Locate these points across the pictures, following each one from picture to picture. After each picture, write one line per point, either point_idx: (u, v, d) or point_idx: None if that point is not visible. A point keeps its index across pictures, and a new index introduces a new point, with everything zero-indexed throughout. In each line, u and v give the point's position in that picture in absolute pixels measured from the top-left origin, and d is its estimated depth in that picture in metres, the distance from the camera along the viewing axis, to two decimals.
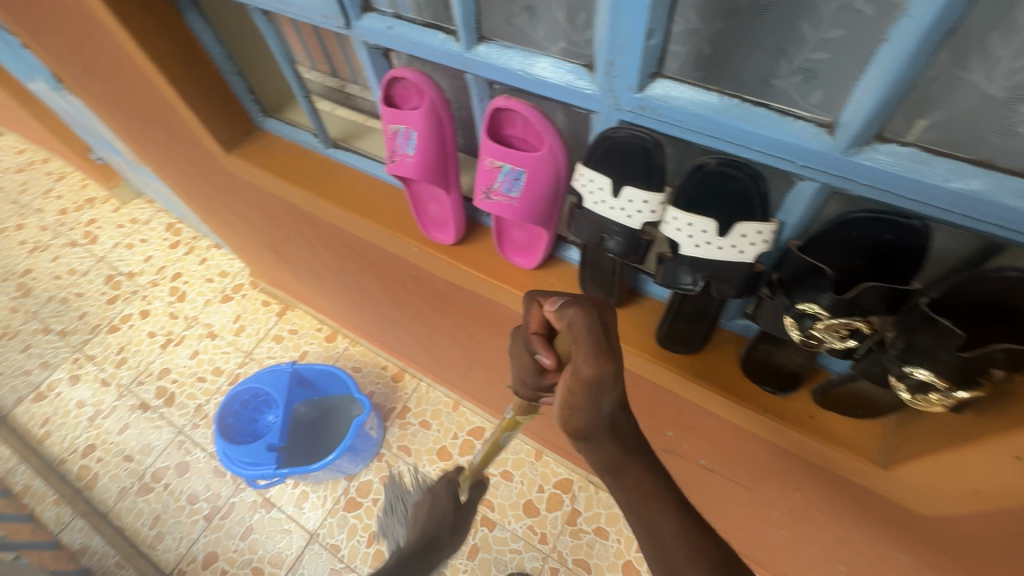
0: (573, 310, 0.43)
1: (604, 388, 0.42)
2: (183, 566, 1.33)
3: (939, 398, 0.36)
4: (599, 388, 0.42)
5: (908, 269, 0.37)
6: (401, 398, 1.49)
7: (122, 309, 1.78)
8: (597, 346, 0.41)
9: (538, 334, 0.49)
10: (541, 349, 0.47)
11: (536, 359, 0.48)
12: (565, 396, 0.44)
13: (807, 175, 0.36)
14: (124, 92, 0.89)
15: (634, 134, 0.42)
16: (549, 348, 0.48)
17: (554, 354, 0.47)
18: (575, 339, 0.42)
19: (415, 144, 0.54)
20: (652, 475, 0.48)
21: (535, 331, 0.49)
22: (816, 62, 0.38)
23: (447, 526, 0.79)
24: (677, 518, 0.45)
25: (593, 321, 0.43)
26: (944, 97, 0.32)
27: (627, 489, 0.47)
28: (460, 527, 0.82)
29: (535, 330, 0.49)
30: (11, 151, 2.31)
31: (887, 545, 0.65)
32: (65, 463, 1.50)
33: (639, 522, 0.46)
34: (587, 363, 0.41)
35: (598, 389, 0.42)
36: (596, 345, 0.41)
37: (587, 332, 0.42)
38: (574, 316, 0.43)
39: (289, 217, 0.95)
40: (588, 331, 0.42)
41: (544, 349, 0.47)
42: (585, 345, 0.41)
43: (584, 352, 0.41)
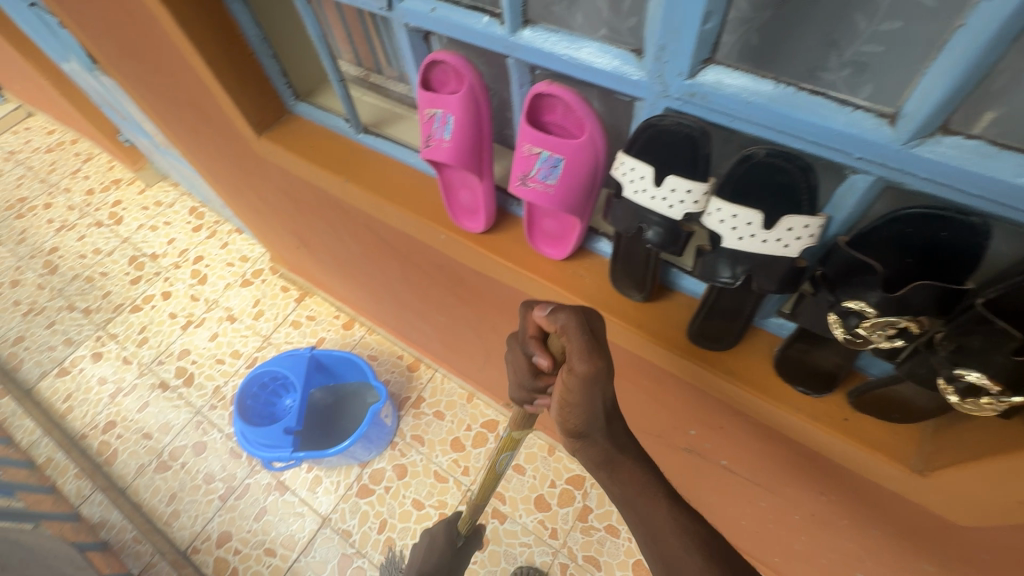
0: (563, 312, 0.45)
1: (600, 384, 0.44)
2: (197, 544, 1.35)
3: (991, 403, 0.35)
4: (597, 385, 0.44)
5: (963, 267, 0.36)
6: (416, 388, 1.50)
7: (144, 290, 1.81)
8: (589, 347, 0.43)
9: (533, 337, 0.48)
10: (536, 351, 0.47)
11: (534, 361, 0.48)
12: (564, 395, 0.46)
13: (862, 168, 0.35)
14: (159, 72, 0.90)
15: (681, 122, 0.41)
16: (544, 349, 0.48)
17: (549, 355, 0.47)
18: (570, 342, 0.44)
19: (452, 129, 0.54)
20: (644, 471, 0.50)
21: (530, 334, 0.49)
22: (869, 55, 0.36)
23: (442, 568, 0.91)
24: (670, 509, 0.47)
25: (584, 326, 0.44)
26: (1014, 89, 0.30)
27: (622, 483, 0.50)
28: (457, 568, 0.94)
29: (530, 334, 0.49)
30: (41, 132, 2.35)
31: (911, 553, 0.64)
32: (86, 438, 1.53)
33: (644, 514, 0.47)
34: (583, 364, 0.43)
35: (594, 386, 0.44)
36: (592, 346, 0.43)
37: (583, 336, 0.44)
38: (567, 319, 0.44)
39: (316, 202, 0.95)
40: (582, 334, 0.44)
41: (541, 351, 0.47)
42: (578, 344, 0.43)
43: (580, 355, 0.43)
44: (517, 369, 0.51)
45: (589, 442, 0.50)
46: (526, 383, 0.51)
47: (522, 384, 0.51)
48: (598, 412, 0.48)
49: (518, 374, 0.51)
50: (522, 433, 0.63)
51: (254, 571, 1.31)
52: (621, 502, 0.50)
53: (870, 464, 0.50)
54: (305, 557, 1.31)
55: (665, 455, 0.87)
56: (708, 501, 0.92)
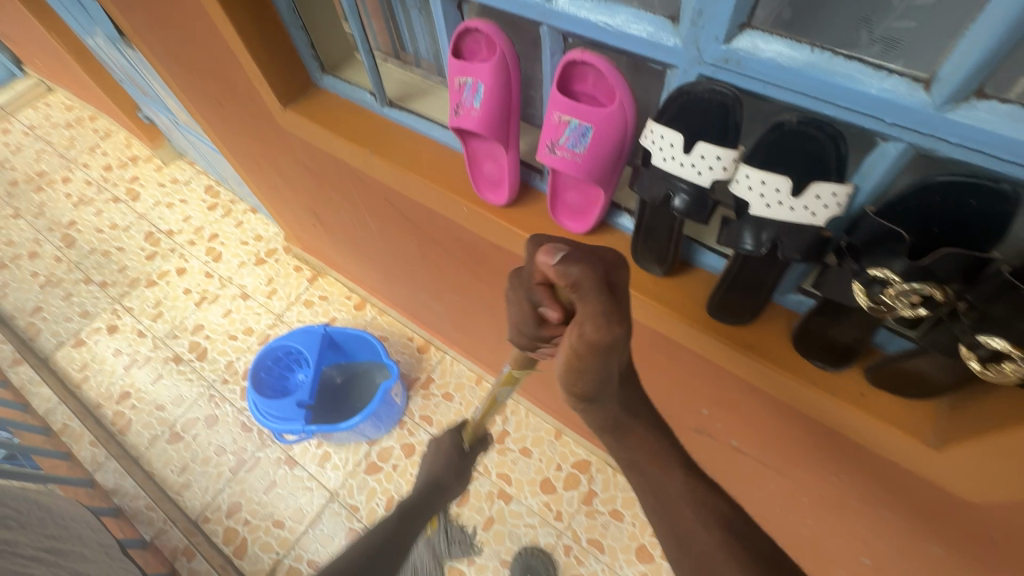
0: (578, 267, 0.38)
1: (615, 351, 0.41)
2: (208, 514, 1.37)
3: (1012, 368, 0.36)
4: (612, 351, 0.41)
5: (990, 234, 0.37)
6: (425, 369, 1.51)
7: (160, 265, 1.83)
8: (605, 314, 0.39)
9: (540, 287, 0.43)
10: (544, 304, 0.43)
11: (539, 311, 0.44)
12: (571, 358, 0.43)
13: (893, 134, 0.36)
14: (187, 43, 0.92)
15: (713, 89, 0.42)
16: (553, 301, 0.44)
17: (559, 307, 0.43)
18: (582, 302, 0.39)
19: (482, 96, 0.56)
20: (656, 438, 0.49)
21: (536, 283, 0.43)
22: (900, 32, 0.37)
23: (450, 473, 0.86)
24: (682, 473, 0.48)
25: (600, 284, 0.38)
26: None
27: (632, 449, 0.49)
28: (465, 473, 0.89)
29: (536, 282, 0.43)
30: (60, 107, 2.37)
31: (921, 535, 0.64)
32: (101, 407, 1.56)
33: (660, 481, 0.48)
34: (596, 331, 0.40)
35: (606, 350, 0.41)
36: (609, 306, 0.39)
37: (597, 295, 0.39)
38: (581, 275, 0.38)
39: (337, 176, 0.96)
40: (598, 295, 0.39)
41: (549, 303, 0.43)
42: (593, 306, 0.38)
43: (593, 320, 0.39)
44: (522, 316, 0.47)
45: (599, 409, 0.48)
46: (529, 332, 0.48)
47: (527, 330, 0.48)
48: (611, 378, 0.45)
49: (522, 321, 0.48)
50: (522, 372, 0.62)
51: (262, 542, 1.33)
52: (628, 464, 0.51)
53: (886, 438, 0.51)
54: (313, 530, 1.33)
55: (675, 436, 0.88)
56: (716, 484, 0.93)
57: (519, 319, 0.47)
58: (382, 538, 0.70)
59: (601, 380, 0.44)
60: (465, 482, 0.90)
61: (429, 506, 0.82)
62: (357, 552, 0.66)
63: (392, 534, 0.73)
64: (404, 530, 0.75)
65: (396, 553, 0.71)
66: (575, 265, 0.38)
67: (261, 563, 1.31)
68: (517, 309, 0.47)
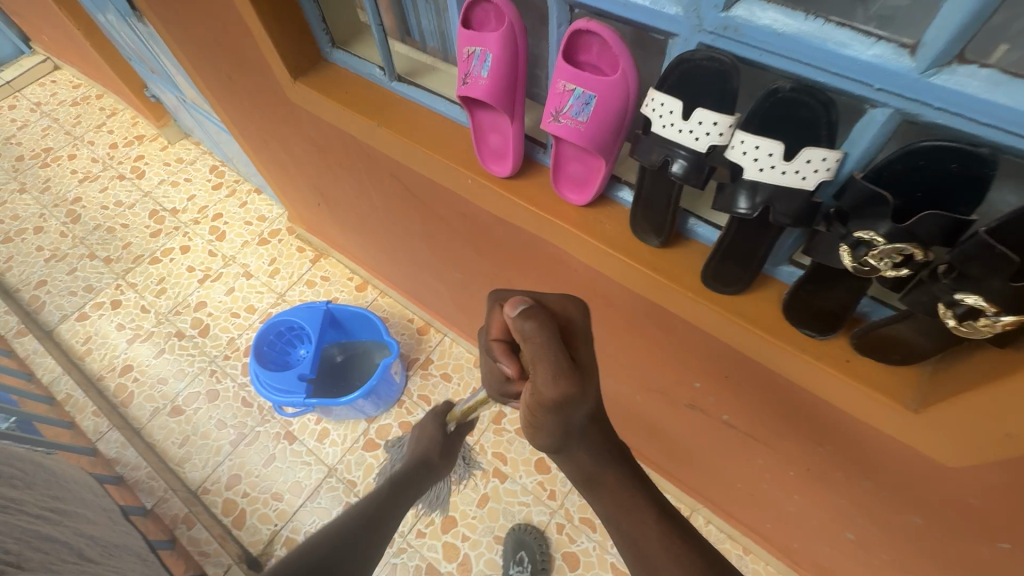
0: (530, 323, 0.48)
1: (569, 403, 0.47)
2: (208, 485, 1.39)
3: (987, 324, 0.38)
4: (565, 405, 0.47)
5: (968, 197, 0.39)
6: (424, 350, 1.53)
7: (164, 243, 1.85)
8: (556, 370, 0.45)
9: (501, 344, 0.56)
10: (503, 358, 0.55)
11: (501, 367, 0.56)
12: (531, 417, 0.49)
13: (880, 99, 0.38)
14: (200, 15, 0.93)
15: (712, 56, 0.44)
16: (512, 357, 0.56)
17: (514, 365, 0.55)
18: (536, 356, 0.47)
19: (490, 66, 0.58)
20: None
21: (499, 341, 0.56)
22: (893, 9, 0.39)
23: (436, 449, 0.95)
24: None
25: (550, 333, 0.48)
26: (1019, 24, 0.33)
27: None
28: (451, 451, 0.99)
29: (499, 339, 0.56)
30: (67, 85, 2.38)
31: (903, 506, 0.67)
32: (104, 379, 1.58)
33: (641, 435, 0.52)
34: (551, 384, 0.45)
35: (562, 408, 0.47)
36: (562, 353, 0.47)
37: (551, 347, 0.47)
38: (532, 330, 0.48)
39: (344, 151, 0.98)
40: (552, 345, 0.47)
41: (506, 359, 0.55)
42: (546, 367, 0.46)
43: (546, 370, 0.45)
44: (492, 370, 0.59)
45: (589, 398, 0.49)
46: (499, 387, 0.59)
47: (497, 381, 0.59)
48: (569, 426, 0.50)
49: (493, 373, 0.59)
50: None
51: (260, 514, 1.35)
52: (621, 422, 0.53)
53: (868, 403, 0.53)
54: (310, 504, 1.35)
55: (668, 412, 0.90)
56: (707, 462, 0.96)
57: (489, 374, 0.60)
58: (377, 501, 0.75)
59: (556, 426, 0.49)
60: (451, 460, 0.99)
61: (422, 476, 0.89)
62: (354, 514, 0.71)
63: (388, 498, 0.77)
64: (400, 494, 0.81)
65: (387, 518, 0.73)
66: (528, 320, 0.48)
67: (259, 534, 1.32)
68: (487, 365, 0.60)
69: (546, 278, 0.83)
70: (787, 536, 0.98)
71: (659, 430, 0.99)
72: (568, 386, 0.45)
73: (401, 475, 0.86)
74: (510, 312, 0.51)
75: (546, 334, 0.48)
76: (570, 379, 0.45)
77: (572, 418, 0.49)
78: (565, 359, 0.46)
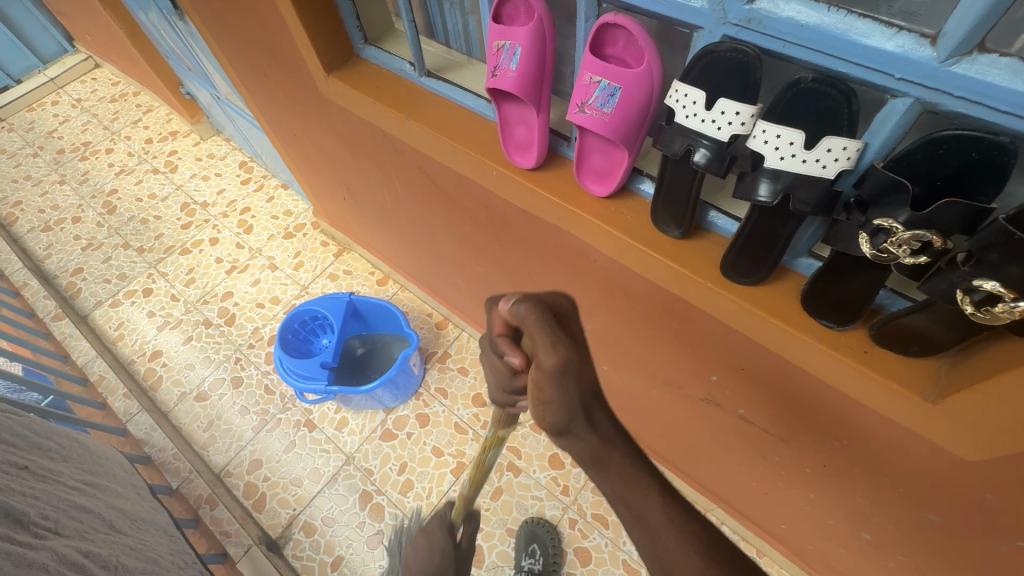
0: (524, 305, 0.47)
1: (569, 372, 0.46)
2: (230, 468, 1.44)
3: (1005, 310, 0.39)
4: (567, 374, 0.46)
5: (989, 185, 0.39)
6: (442, 344, 1.56)
7: (194, 235, 1.91)
8: (555, 339, 0.45)
9: (503, 336, 0.51)
10: (508, 350, 0.50)
11: (505, 360, 0.51)
12: (537, 395, 0.48)
13: (901, 89, 0.39)
14: (240, 13, 0.97)
15: (735, 48, 0.45)
16: (517, 347, 0.50)
17: (521, 353, 0.50)
18: (533, 331, 0.46)
19: (518, 59, 0.60)
20: None
21: (499, 334, 0.51)
22: (917, 4, 0.42)
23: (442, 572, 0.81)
24: None
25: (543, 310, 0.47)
26: None
27: None
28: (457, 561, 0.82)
29: (500, 332, 0.51)
30: (106, 82, 2.48)
31: (921, 503, 0.66)
32: (134, 363, 1.64)
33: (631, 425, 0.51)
34: (551, 351, 0.45)
35: (564, 377, 0.46)
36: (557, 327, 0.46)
37: (546, 320, 0.46)
38: (526, 310, 0.47)
39: (372, 145, 1.01)
40: (547, 319, 0.46)
41: (511, 350, 0.50)
42: (542, 337, 0.45)
43: (544, 339, 0.45)
44: (492, 370, 0.53)
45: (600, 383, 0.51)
46: (506, 385, 0.53)
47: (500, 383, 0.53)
48: (574, 401, 0.48)
49: (494, 374, 0.53)
50: (508, 432, 0.67)
51: (280, 498, 1.38)
52: None
53: (884, 394, 0.54)
54: (328, 490, 1.37)
55: (683, 407, 0.91)
56: (722, 459, 0.96)
57: (492, 373, 0.53)
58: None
59: (563, 400, 0.48)
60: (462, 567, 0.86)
61: None
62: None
63: None
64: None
65: None
66: (521, 301, 0.47)
67: (278, 518, 1.36)
68: (489, 364, 0.53)
69: (565, 269, 0.85)
70: (801, 537, 0.98)
71: (675, 425, 1.00)
72: (568, 354, 0.45)
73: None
74: (503, 304, 0.49)
75: (539, 311, 0.47)
76: (568, 347, 0.45)
77: (573, 392, 0.48)
78: (560, 332, 0.46)
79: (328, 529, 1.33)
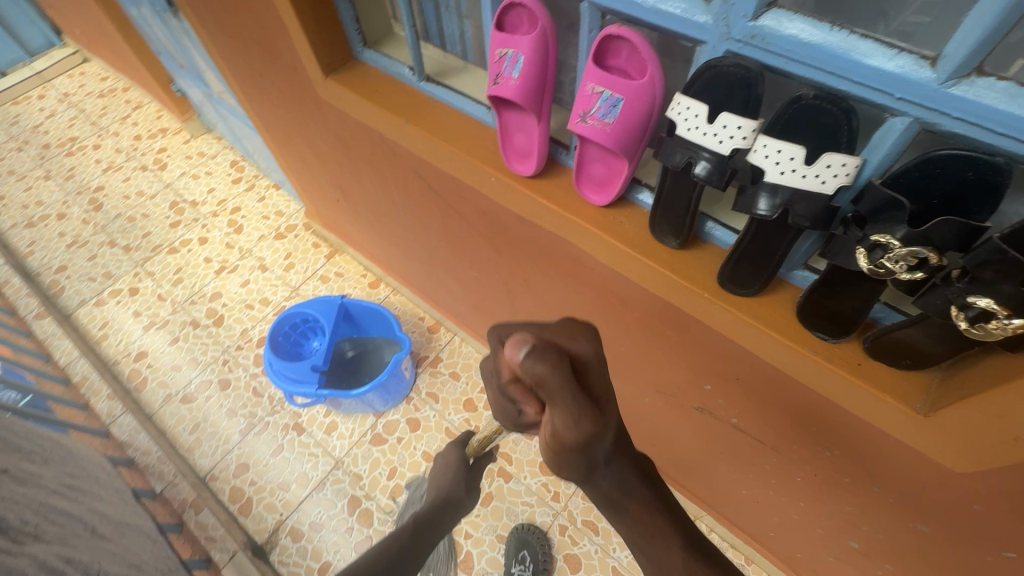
0: (545, 367, 0.37)
1: (591, 439, 0.41)
2: (216, 472, 1.41)
3: (999, 327, 0.39)
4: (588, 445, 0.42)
5: (983, 206, 0.40)
6: (434, 348, 1.55)
7: (182, 234, 1.88)
8: (574, 409, 0.39)
9: (517, 388, 0.41)
10: (525, 401, 0.41)
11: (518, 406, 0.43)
12: (552, 456, 0.43)
13: (900, 108, 0.40)
14: (238, 13, 0.96)
15: (738, 64, 0.46)
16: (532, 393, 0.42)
17: (539, 403, 0.41)
18: (552, 399, 0.39)
19: (521, 67, 0.60)
20: None
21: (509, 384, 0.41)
22: (914, 25, 0.45)
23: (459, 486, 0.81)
24: None
25: (566, 376, 0.38)
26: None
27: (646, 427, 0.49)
28: (475, 487, 0.85)
29: (509, 378, 0.41)
30: (95, 77, 2.44)
31: (911, 514, 0.67)
32: (118, 364, 1.61)
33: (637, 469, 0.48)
34: (571, 424, 0.40)
35: (584, 446, 0.42)
36: (577, 397, 0.39)
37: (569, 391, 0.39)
38: (546, 374, 0.37)
39: (368, 147, 1.01)
40: (567, 388, 0.38)
41: (527, 398, 0.41)
42: (563, 409, 0.39)
43: (567, 411, 0.39)
44: (501, 405, 0.45)
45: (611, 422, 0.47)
46: (514, 424, 0.45)
47: (507, 418, 0.46)
48: (594, 459, 0.45)
49: (502, 409, 0.45)
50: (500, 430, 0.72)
51: (267, 503, 1.36)
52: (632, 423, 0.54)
53: (877, 407, 0.54)
54: (316, 495, 1.36)
55: (676, 414, 0.92)
56: (716, 468, 0.96)
57: (499, 412, 0.45)
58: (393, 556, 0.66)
59: (582, 462, 0.44)
60: None
61: None
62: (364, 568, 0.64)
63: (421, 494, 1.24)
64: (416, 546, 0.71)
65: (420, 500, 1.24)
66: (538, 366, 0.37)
67: (265, 523, 1.33)
68: (495, 399, 0.45)
69: (562, 276, 0.85)
70: (791, 546, 0.99)
71: (667, 433, 1.00)
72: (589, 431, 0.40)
73: (422, 517, 0.76)
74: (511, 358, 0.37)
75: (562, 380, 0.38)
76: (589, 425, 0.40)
77: (593, 452, 0.44)
78: (582, 403, 0.40)
79: (316, 535, 1.31)
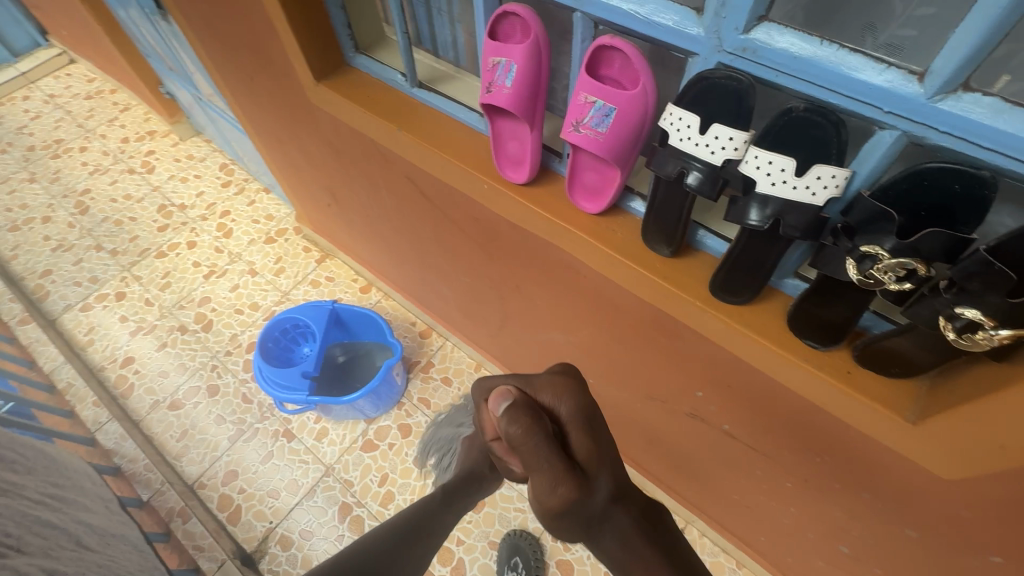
0: (517, 428, 0.50)
1: (573, 499, 0.52)
2: (204, 480, 1.39)
3: (985, 337, 0.40)
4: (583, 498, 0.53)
5: (969, 218, 0.41)
6: (426, 353, 1.54)
7: (171, 238, 1.86)
8: (551, 469, 0.50)
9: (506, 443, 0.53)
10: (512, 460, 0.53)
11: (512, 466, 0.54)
12: (542, 510, 0.53)
13: (889, 122, 0.40)
14: (228, 17, 0.96)
15: (730, 75, 0.46)
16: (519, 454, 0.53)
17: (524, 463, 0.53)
18: (531, 459, 0.50)
19: (514, 76, 0.60)
20: None
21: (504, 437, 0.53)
22: (902, 39, 0.46)
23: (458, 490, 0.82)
24: None
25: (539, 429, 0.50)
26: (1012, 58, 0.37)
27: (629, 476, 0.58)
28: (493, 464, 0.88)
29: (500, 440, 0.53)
30: (81, 79, 2.40)
31: (900, 519, 0.68)
32: (104, 370, 1.58)
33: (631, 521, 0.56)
34: (550, 482, 0.50)
35: (567, 502, 0.51)
36: (556, 451, 0.50)
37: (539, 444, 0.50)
38: (519, 433, 0.50)
39: (360, 153, 1.00)
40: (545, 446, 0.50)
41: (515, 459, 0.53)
42: (541, 468, 0.50)
43: (544, 470, 0.50)
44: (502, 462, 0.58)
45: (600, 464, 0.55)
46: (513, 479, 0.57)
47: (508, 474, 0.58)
48: (588, 515, 0.54)
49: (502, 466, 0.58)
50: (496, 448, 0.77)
51: (256, 510, 1.34)
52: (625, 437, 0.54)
53: (868, 414, 0.55)
54: (306, 502, 1.34)
55: (668, 420, 0.92)
56: (707, 473, 0.97)
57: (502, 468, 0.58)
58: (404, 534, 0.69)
59: (574, 518, 0.53)
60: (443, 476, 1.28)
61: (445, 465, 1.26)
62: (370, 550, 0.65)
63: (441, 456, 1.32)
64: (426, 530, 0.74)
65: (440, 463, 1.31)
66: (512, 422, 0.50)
67: (253, 531, 1.32)
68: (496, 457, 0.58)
69: (554, 283, 0.85)
70: (781, 550, 0.99)
71: (659, 439, 1.01)
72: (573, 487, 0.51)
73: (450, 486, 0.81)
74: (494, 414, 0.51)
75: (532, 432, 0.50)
76: (567, 483, 0.51)
77: (583, 507, 0.53)
78: (557, 463, 0.50)
79: (306, 542, 1.30)
